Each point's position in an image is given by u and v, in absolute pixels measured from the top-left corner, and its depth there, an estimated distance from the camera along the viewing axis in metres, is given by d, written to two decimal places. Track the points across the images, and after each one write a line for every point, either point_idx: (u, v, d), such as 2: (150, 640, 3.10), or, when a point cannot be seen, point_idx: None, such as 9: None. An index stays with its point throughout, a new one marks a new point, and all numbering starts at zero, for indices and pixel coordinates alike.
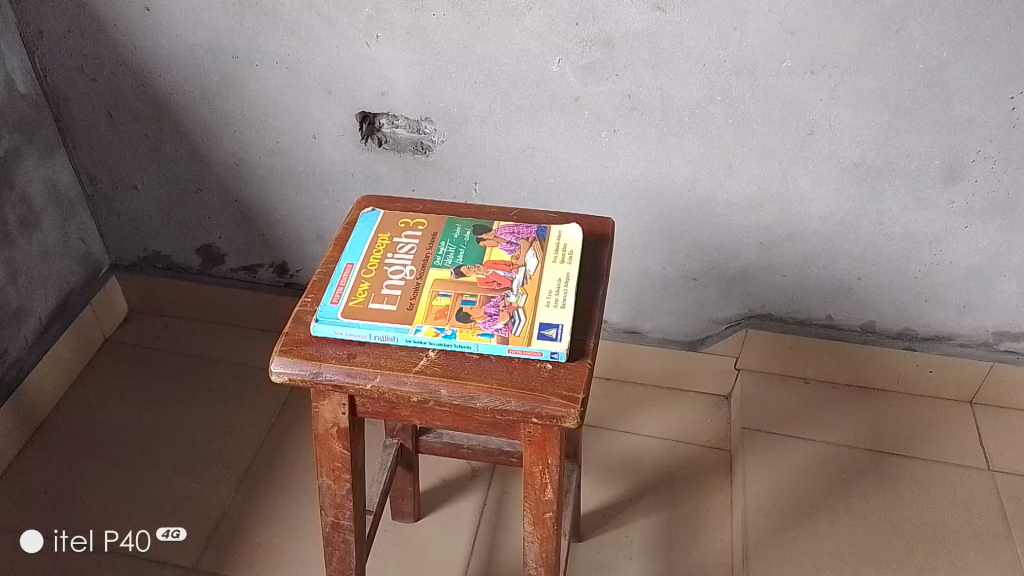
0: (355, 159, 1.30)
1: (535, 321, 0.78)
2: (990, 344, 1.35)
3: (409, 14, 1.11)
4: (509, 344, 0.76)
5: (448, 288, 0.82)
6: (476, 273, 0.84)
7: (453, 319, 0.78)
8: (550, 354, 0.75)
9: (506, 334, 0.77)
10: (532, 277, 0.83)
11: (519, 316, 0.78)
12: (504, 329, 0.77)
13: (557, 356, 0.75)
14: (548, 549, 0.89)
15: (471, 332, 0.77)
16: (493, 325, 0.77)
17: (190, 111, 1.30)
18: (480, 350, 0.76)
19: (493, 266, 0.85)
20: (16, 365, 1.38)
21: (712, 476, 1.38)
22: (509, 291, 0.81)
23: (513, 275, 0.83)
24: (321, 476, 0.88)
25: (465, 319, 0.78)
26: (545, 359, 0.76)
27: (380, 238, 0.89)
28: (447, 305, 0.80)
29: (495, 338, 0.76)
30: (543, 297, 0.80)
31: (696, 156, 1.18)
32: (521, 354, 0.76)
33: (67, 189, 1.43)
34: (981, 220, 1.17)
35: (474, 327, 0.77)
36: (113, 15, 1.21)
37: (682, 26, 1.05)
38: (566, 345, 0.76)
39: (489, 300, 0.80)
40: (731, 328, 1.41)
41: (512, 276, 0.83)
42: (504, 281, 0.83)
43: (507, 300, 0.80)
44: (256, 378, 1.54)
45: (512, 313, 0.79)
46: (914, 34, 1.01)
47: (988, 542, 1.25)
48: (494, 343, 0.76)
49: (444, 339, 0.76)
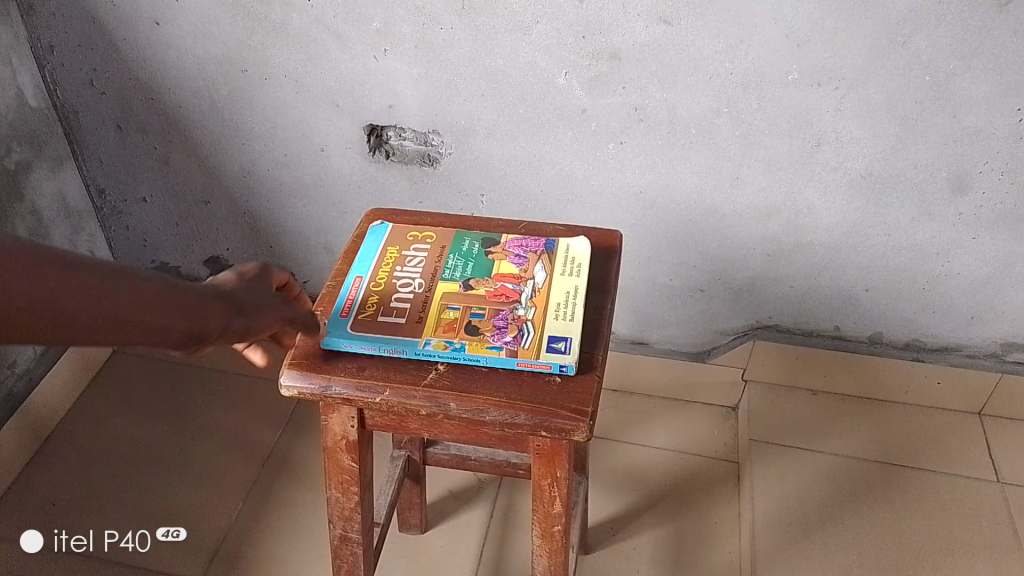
0: (363, 170, 1.31)
1: (544, 334, 0.78)
2: (998, 355, 1.34)
3: (417, 27, 1.12)
4: (518, 357, 0.76)
5: (456, 301, 0.82)
6: (485, 286, 0.84)
7: (462, 332, 0.78)
8: (559, 367, 0.76)
9: (514, 347, 0.77)
10: (540, 290, 0.84)
11: (528, 328, 0.79)
12: (512, 342, 0.77)
13: (566, 369, 0.76)
14: (557, 562, 0.89)
15: (478, 346, 0.77)
16: (501, 338, 0.78)
17: (200, 124, 1.31)
18: (488, 363, 0.76)
19: (501, 279, 0.85)
20: (24, 376, 1.41)
21: (719, 488, 1.38)
22: (517, 304, 0.82)
23: (522, 288, 0.84)
24: (329, 489, 0.88)
25: (474, 333, 0.78)
26: (554, 372, 0.76)
27: (388, 251, 0.90)
28: (455, 318, 0.80)
29: (504, 352, 0.76)
30: (551, 311, 0.81)
31: (702, 168, 1.18)
32: (530, 367, 0.76)
33: (76, 202, 1.44)
34: (989, 231, 1.17)
35: (483, 341, 0.77)
36: (122, 29, 1.21)
37: (687, 38, 1.05)
38: (574, 357, 0.76)
39: (497, 313, 0.81)
40: (738, 339, 1.41)
41: (521, 289, 0.84)
42: (513, 294, 0.83)
43: (515, 314, 0.80)
44: (263, 390, 1.54)
45: (521, 327, 0.79)
46: (921, 46, 1.01)
47: (999, 554, 1.25)
48: (503, 356, 0.76)
49: (453, 352, 0.77)
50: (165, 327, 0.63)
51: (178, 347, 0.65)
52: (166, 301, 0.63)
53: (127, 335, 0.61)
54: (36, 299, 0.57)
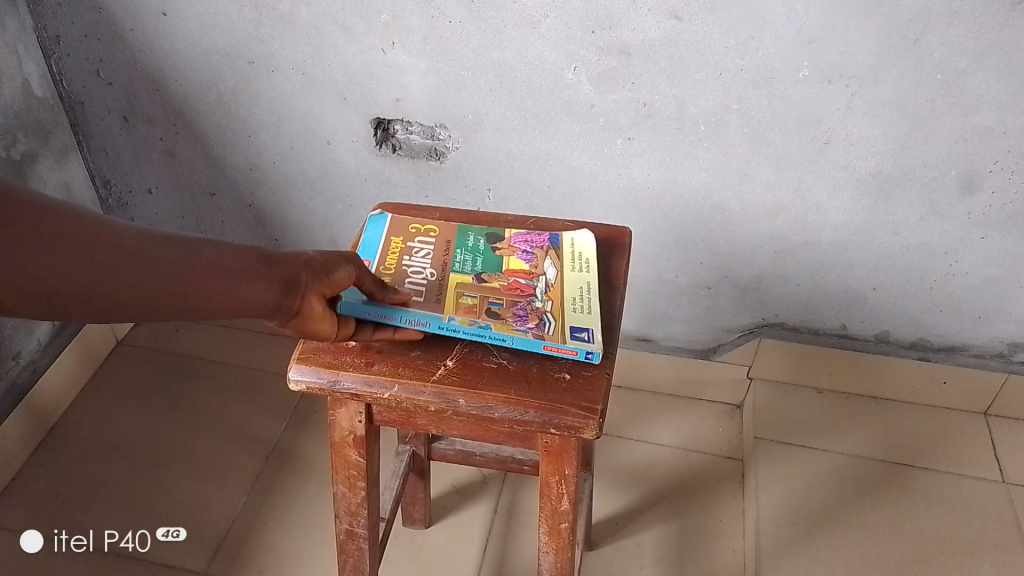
0: (369, 164, 1.31)
1: (565, 325, 0.78)
2: (1004, 355, 1.34)
3: (425, 21, 1.11)
4: (545, 340, 0.76)
5: (472, 291, 0.82)
6: (498, 280, 0.84)
7: (484, 315, 0.78)
8: (585, 354, 0.76)
9: (540, 332, 0.77)
10: (554, 285, 0.84)
11: (548, 319, 0.79)
12: (537, 328, 0.77)
13: (592, 356, 0.76)
14: (563, 559, 0.89)
15: (504, 327, 0.77)
16: (524, 324, 0.77)
17: (207, 115, 1.31)
18: (515, 343, 0.76)
19: (513, 274, 0.85)
20: (28, 367, 1.40)
21: (721, 487, 1.38)
22: (534, 296, 0.81)
23: (535, 283, 0.84)
24: (336, 484, 0.88)
25: (496, 317, 0.78)
26: (580, 359, 0.76)
27: (392, 242, 0.89)
28: (474, 303, 0.80)
29: (531, 334, 0.76)
30: (569, 304, 0.81)
31: (710, 165, 1.18)
32: (556, 351, 0.76)
33: (80, 193, 1.44)
34: (997, 231, 1.16)
35: (507, 323, 0.77)
36: (130, 19, 1.21)
37: (696, 33, 1.04)
38: (600, 345, 0.76)
39: (516, 303, 0.80)
40: (744, 337, 1.41)
41: (535, 283, 0.83)
42: (528, 288, 0.83)
43: (534, 305, 0.80)
44: (267, 383, 1.54)
45: (541, 316, 0.79)
46: (933, 44, 1.00)
47: (1004, 555, 1.24)
48: (529, 338, 0.76)
49: (479, 328, 0.76)
50: (262, 287, 0.65)
51: (280, 303, 0.66)
52: (249, 264, 0.64)
53: (232, 295, 0.63)
54: (133, 271, 0.58)
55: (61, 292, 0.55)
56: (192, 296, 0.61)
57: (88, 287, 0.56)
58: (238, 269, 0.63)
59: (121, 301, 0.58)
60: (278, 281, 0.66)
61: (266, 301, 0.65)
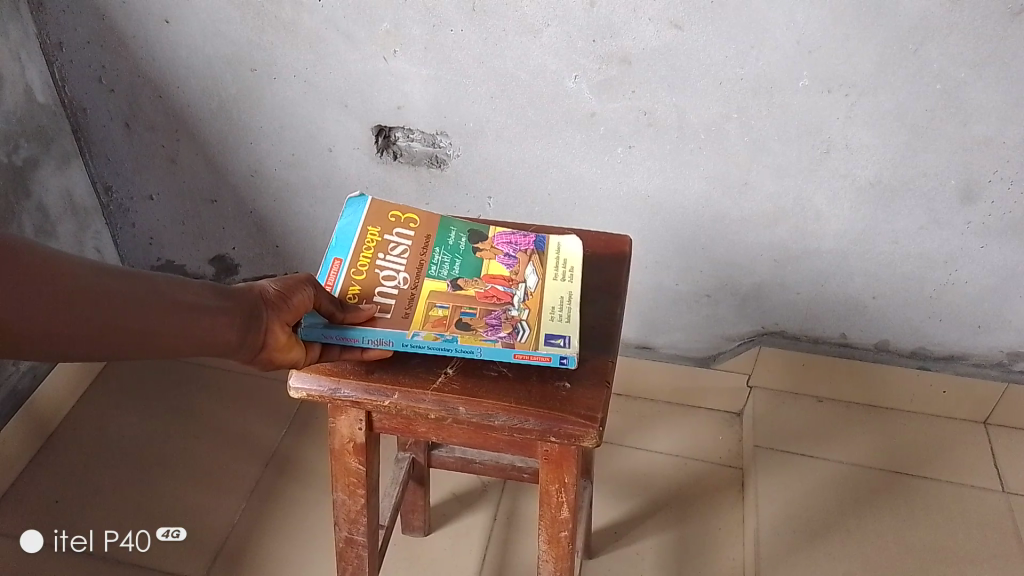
0: (370, 172, 1.31)
1: (541, 331, 0.77)
2: (1004, 365, 1.34)
3: (426, 30, 1.12)
4: (515, 349, 0.74)
5: (445, 300, 0.80)
6: (474, 286, 0.82)
7: (454, 327, 0.76)
8: (560, 359, 0.74)
9: (510, 340, 0.75)
10: (532, 293, 0.83)
11: (522, 327, 0.77)
12: (508, 337, 0.76)
13: (568, 362, 0.74)
14: (563, 568, 0.89)
15: (472, 338, 0.75)
16: (496, 334, 0.76)
17: (209, 122, 1.31)
18: (483, 355, 0.74)
19: (492, 280, 0.84)
20: (29, 373, 1.40)
21: (722, 495, 1.38)
22: (510, 305, 0.80)
23: (513, 291, 0.82)
24: (335, 492, 0.88)
25: (466, 328, 0.76)
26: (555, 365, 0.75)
27: (368, 233, 0.87)
28: (445, 315, 0.78)
29: (500, 344, 0.74)
30: (546, 313, 0.80)
31: (710, 173, 1.18)
32: (528, 359, 0.74)
33: (82, 199, 1.44)
34: (997, 240, 1.17)
35: (477, 335, 0.75)
36: (132, 27, 1.21)
37: (697, 42, 1.05)
38: (575, 350, 0.75)
39: (490, 312, 0.79)
40: (744, 345, 1.41)
41: (513, 291, 0.82)
42: (504, 296, 0.81)
43: (508, 314, 0.79)
44: (266, 390, 1.54)
45: (515, 325, 0.78)
46: (932, 55, 1.00)
47: (1004, 565, 1.24)
48: (499, 347, 0.74)
49: (444, 343, 0.74)
50: (225, 325, 0.66)
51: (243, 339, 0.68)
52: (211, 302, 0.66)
53: (198, 334, 0.64)
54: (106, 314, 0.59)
55: (21, 331, 0.55)
56: (156, 335, 0.62)
57: (55, 325, 0.57)
58: (202, 308, 0.65)
59: (88, 341, 0.58)
60: (239, 318, 0.67)
61: (229, 339, 0.67)
